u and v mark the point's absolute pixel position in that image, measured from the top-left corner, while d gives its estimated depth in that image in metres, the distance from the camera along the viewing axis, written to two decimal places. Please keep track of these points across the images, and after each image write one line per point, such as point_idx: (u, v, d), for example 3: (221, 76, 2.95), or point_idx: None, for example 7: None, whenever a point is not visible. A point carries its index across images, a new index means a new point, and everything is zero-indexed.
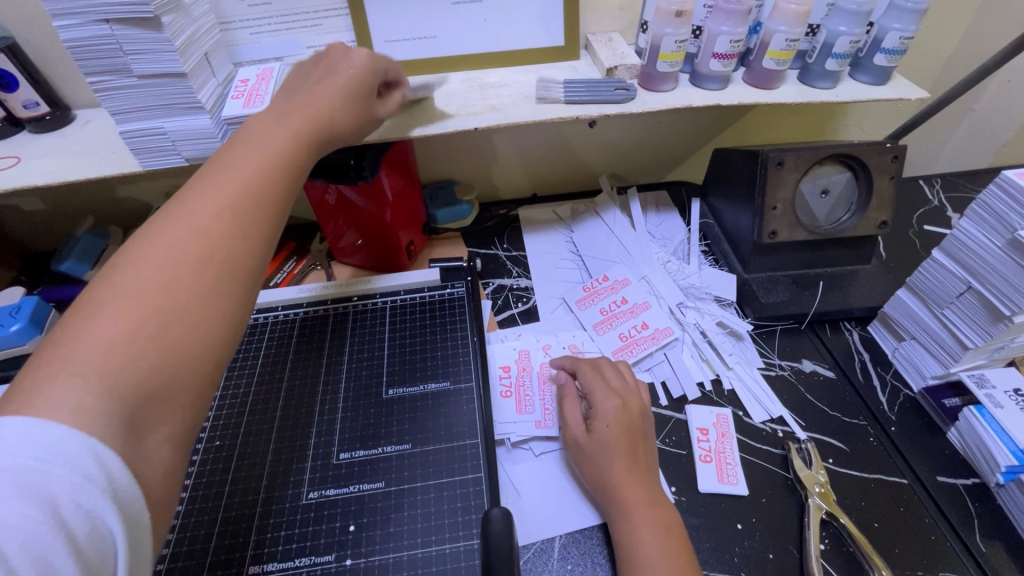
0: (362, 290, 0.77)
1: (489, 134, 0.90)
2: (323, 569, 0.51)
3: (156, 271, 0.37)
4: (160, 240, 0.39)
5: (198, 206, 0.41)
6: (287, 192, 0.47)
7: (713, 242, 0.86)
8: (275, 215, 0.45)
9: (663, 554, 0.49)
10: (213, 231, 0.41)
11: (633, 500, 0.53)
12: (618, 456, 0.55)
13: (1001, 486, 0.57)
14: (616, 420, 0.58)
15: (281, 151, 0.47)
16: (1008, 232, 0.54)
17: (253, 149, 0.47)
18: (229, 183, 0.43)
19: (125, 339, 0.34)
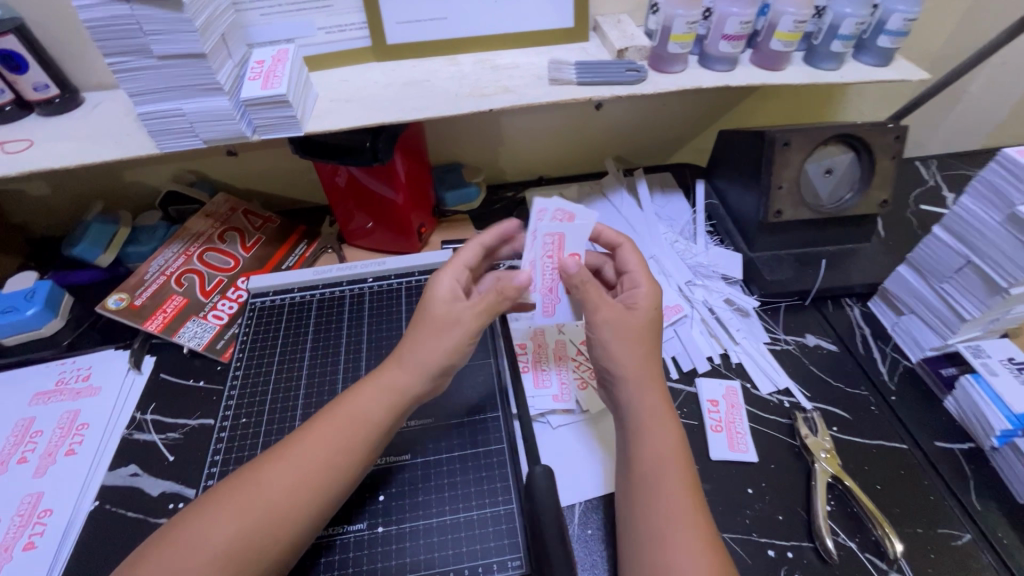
0: (376, 272, 0.79)
1: (497, 116, 0.91)
2: (357, 537, 0.53)
3: (252, 504, 0.46)
4: (274, 469, 0.48)
5: (301, 455, 0.49)
6: (371, 451, 0.52)
7: (719, 222, 0.88)
8: (384, 407, 0.53)
9: (676, 476, 0.49)
10: (303, 490, 0.47)
11: (647, 425, 0.53)
12: (636, 380, 0.55)
13: (996, 449, 0.60)
14: (617, 337, 0.56)
15: (377, 417, 0.53)
16: (1007, 207, 0.57)
17: (357, 406, 0.53)
18: (333, 436, 0.50)
19: (258, 521, 0.45)
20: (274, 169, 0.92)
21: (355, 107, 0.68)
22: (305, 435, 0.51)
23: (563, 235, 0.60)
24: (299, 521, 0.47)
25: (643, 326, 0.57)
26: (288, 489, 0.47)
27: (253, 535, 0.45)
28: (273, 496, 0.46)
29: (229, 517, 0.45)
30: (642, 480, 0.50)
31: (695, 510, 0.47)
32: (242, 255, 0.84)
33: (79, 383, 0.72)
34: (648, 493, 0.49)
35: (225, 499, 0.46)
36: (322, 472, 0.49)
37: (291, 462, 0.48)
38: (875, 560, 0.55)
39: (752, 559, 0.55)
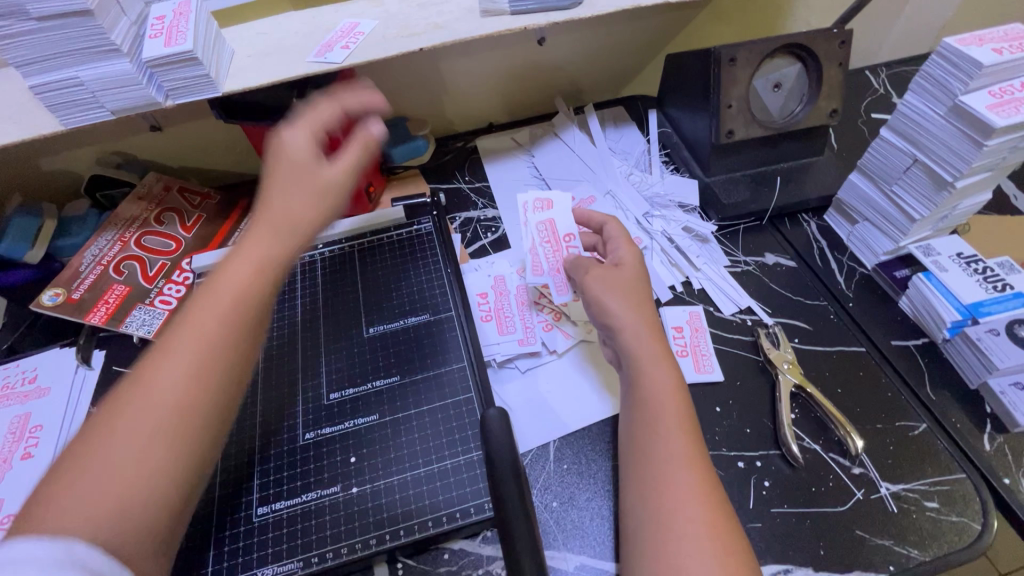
0: (325, 237, 0.75)
1: (435, 60, 0.86)
2: (331, 500, 0.53)
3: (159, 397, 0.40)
4: (173, 350, 0.42)
5: (206, 315, 0.44)
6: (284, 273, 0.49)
7: (673, 151, 0.86)
8: (281, 239, 0.50)
9: (673, 417, 0.51)
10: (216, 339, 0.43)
11: (648, 367, 0.54)
12: (638, 326, 0.57)
13: (948, 341, 0.62)
14: (620, 289, 0.60)
15: (273, 234, 0.50)
16: (950, 99, 0.56)
17: (256, 238, 0.49)
18: (246, 264, 0.47)
19: (170, 423, 0.39)
20: (204, 142, 0.86)
21: (276, 60, 0.63)
22: (207, 297, 0.45)
23: (552, 218, 0.70)
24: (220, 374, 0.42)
25: (632, 280, 0.61)
26: (193, 380, 0.41)
27: (170, 439, 0.39)
28: (183, 384, 0.41)
29: (132, 422, 0.38)
30: (643, 419, 0.52)
31: (689, 447, 0.49)
32: (183, 235, 0.80)
33: (25, 386, 0.68)
34: (651, 432, 0.51)
35: (115, 409, 0.39)
36: (230, 305, 0.45)
37: (194, 335, 0.42)
38: (839, 458, 0.57)
39: (723, 471, 0.57)
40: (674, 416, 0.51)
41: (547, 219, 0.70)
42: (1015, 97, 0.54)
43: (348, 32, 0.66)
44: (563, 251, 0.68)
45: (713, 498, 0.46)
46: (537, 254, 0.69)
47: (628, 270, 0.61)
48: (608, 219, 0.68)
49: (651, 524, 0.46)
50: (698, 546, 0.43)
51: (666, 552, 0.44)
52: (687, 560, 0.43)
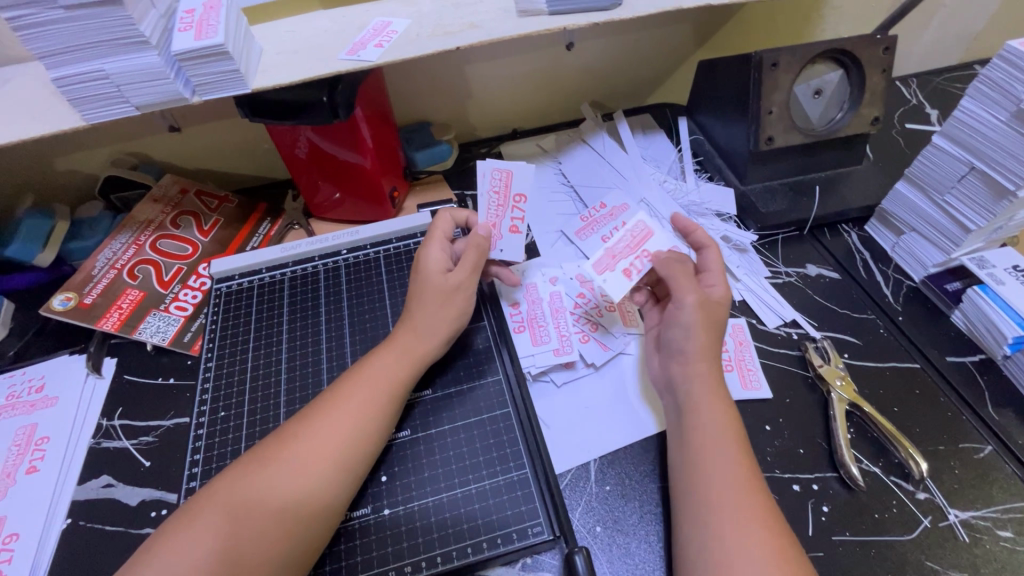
0: (350, 243, 0.72)
1: (463, 64, 0.85)
2: (362, 523, 0.49)
3: (275, 467, 0.45)
4: (307, 424, 0.48)
5: (333, 419, 0.48)
6: (399, 402, 0.52)
7: (706, 159, 0.84)
8: (408, 370, 0.53)
9: (727, 447, 0.48)
10: (339, 461, 0.46)
11: (703, 399, 0.51)
12: (698, 355, 0.54)
13: (1008, 358, 0.59)
14: (703, 319, 0.55)
15: (399, 372, 0.53)
16: (1013, 104, 0.54)
17: (379, 366, 0.53)
18: (363, 391, 0.50)
19: (282, 510, 0.43)
20: (223, 144, 0.84)
21: (306, 57, 0.61)
22: (347, 383, 0.51)
23: (511, 171, 0.63)
24: (335, 484, 0.46)
25: (717, 314, 0.56)
26: (325, 458, 0.46)
27: (280, 523, 0.43)
28: (322, 433, 0.47)
29: (246, 500, 0.43)
30: (692, 446, 0.49)
31: (744, 476, 0.46)
32: (200, 239, 0.77)
33: (32, 395, 0.65)
34: (704, 458, 0.47)
35: (256, 463, 0.45)
36: (344, 427, 0.48)
37: (326, 429, 0.48)
38: (901, 482, 0.53)
39: (778, 495, 0.53)
40: (733, 446, 0.48)
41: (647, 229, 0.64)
42: None
43: (365, 37, 0.63)
44: (505, 212, 0.65)
45: (780, 541, 0.42)
46: (481, 201, 0.64)
47: (720, 299, 0.57)
48: (710, 245, 0.63)
49: (707, 566, 0.42)
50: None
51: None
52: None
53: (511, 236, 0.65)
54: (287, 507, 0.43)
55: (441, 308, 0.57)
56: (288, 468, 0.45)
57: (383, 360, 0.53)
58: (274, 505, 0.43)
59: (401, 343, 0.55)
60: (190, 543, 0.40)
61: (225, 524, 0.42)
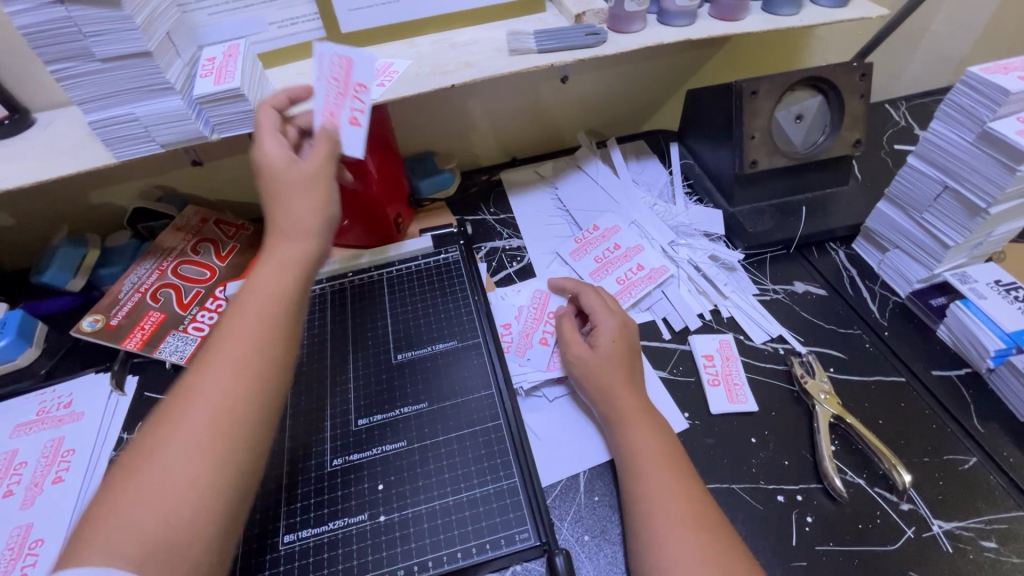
0: (356, 265, 0.76)
1: (463, 98, 0.90)
2: (359, 528, 0.52)
3: (187, 417, 0.42)
4: (206, 368, 0.45)
5: (226, 352, 0.46)
6: (293, 314, 0.51)
7: (696, 181, 0.88)
8: (291, 278, 0.52)
9: (660, 469, 0.51)
10: (248, 390, 0.45)
11: (627, 433, 0.55)
12: (608, 394, 0.58)
13: (992, 371, 0.60)
14: (586, 372, 0.60)
15: (289, 283, 0.52)
16: (978, 127, 0.57)
17: (258, 286, 0.51)
18: (249, 316, 0.48)
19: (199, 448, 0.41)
20: (241, 176, 0.90)
21: None
22: (232, 316, 0.49)
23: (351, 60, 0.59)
24: (250, 407, 0.44)
25: (609, 359, 0.60)
26: (232, 395, 0.44)
27: (207, 463, 0.41)
28: (223, 371, 0.45)
29: (165, 464, 0.40)
30: (626, 473, 0.53)
31: (684, 498, 0.49)
32: (218, 265, 0.83)
33: (61, 410, 0.70)
34: (639, 486, 0.51)
35: (162, 427, 0.42)
36: (244, 357, 0.46)
37: (221, 360, 0.45)
38: (885, 493, 0.54)
39: (762, 506, 0.55)
40: (665, 467, 0.52)
41: (546, 293, 0.74)
42: None
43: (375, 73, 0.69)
44: (345, 101, 0.60)
45: (718, 554, 0.46)
46: (319, 87, 0.60)
47: (604, 350, 0.61)
48: (581, 289, 0.68)
49: None
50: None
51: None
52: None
53: (352, 128, 0.60)
54: (203, 445, 0.41)
55: (305, 201, 0.55)
56: (193, 409, 0.43)
57: (259, 280, 0.51)
58: (197, 435, 0.42)
59: (277, 254, 0.53)
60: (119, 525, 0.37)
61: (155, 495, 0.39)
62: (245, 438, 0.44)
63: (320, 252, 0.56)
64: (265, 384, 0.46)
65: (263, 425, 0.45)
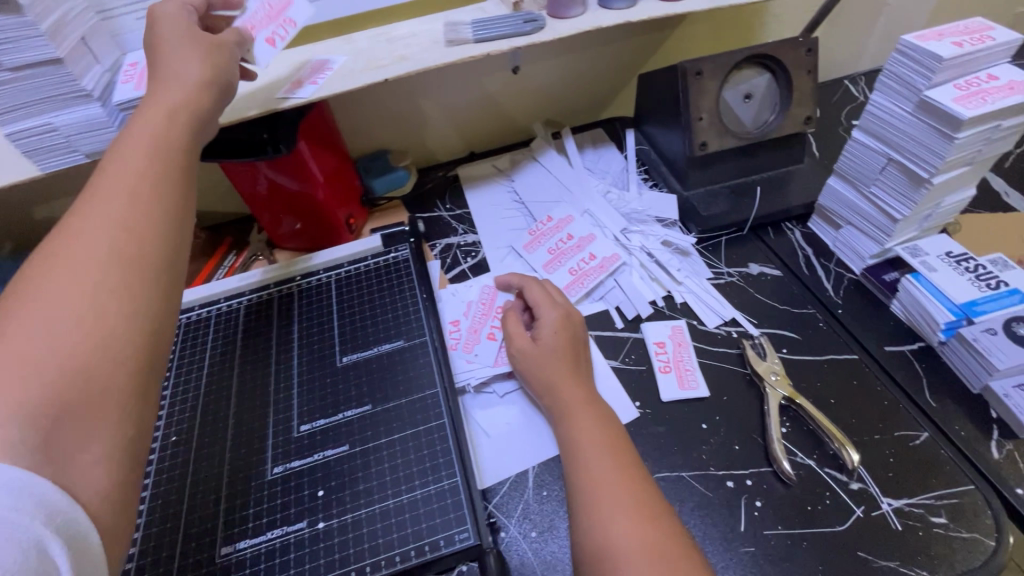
0: (303, 269, 0.75)
1: (413, 94, 0.89)
2: (297, 537, 0.51)
3: (73, 269, 0.36)
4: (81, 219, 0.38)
5: (108, 199, 0.40)
6: (187, 162, 0.46)
7: (651, 167, 0.86)
8: (184, 132, 0.47)
9: (604, 458, 0.49)
10: (143, 230, 0.40)
11: (570, 423, 0.54)
12: (553, 386, 0.57)
13: (944, 344, 0.59)
14: (532, 364, 0.59)
15: (182, 133, 0.47)
16: (915, 95, 0.56)
17: (139, 136, 0.45)
18: (132, 165, 0.42)
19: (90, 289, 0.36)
20: None
21: (247, 99, 0.65)
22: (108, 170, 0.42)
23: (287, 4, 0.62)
24: (152, 251, 0.40)
25: (553, 350, 0.59)
26: (123, 236, 0.39)
27: (113, 306, 0.36)
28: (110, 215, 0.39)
29: (50, 319, 0.34)
30: (570, 465, 0.51)
31: (630, 487, 0.47)
32: None
33: None
34: (585, 477, 0.48)
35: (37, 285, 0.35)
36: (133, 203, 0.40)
37: (102, 205, 0.39)
38: (835, 473, 0.53)
39: (712, 493, 0.54)
40: (612, 456, 0.50)
41: (494, 289, 0.73)
42: (980, 89, 0.53)
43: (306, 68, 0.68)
44: (270, 25, 0.60)
45: (664, 540, 0.43)
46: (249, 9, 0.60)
47: (547, 342, 0.60)
48: (525, 282, 0.68)
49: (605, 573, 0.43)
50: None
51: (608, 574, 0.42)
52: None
53: (266, 43, 0.58)
54: (102, 289, 0.36)
55: (197, 59, 0.50)
56: (78, 258, 0.36)
57: (140, 126, 0.45)
58: (92, 281, 0.36)
59: (166, 100, 0.48)
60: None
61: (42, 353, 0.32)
62: (149, 282, 0.39)
63: (213, 112, 0.51)
64: (162, 222, 0.41)
65: (168, 268, 0.40)
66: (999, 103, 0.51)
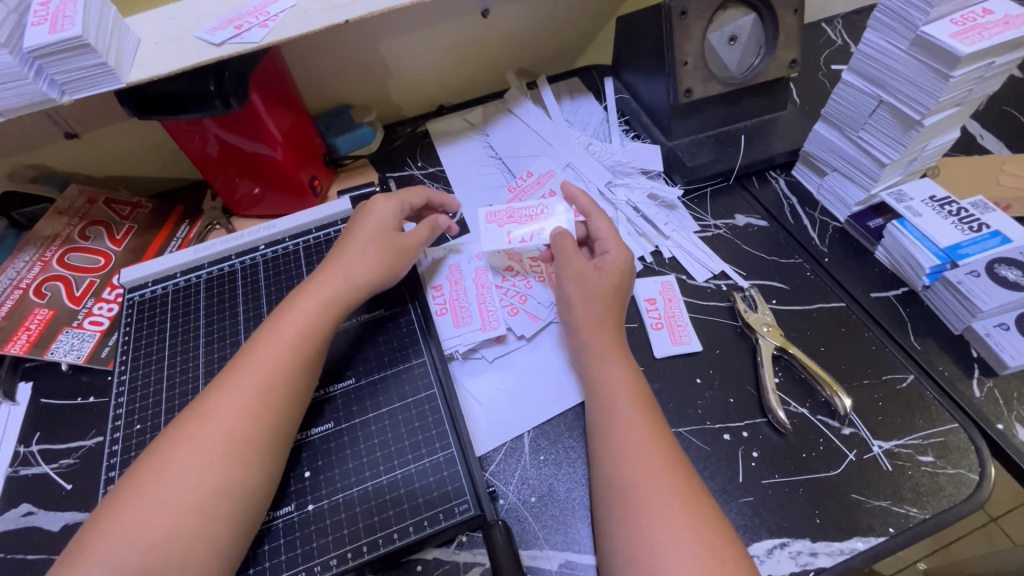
0: (266, 237, 0.69)
1: (375, 41, 0.81)
2: (285, 521, 0.48)
3: (202, 436, 0.44)
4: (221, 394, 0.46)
5: (238, 386, 0.47)
6: (319, 352, 0.51)
7: (632, 118, 0.83)
8: (322, 318, 0.53)
9: (628, 408, 0.48)
10: (252, 428, 0.45)
11: (600, 371, 0.52)
12: (591, 324, 0.55)
13: (928, 288, 0.60)
14: (580, 291, 0.57)
15: (317, 320, 0.52)
16: (911, 32, 0.53)
17: (296, 312, 0.52)
18: (273, 349, 0.49)
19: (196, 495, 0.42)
20: (128, 146, 0.79)
21: (185, 44, 0.57)
22: (259, 343, 0.50)
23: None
24: (256, 461, 0.45)
25: (605, 283, 0.57)
26: (243, 426, 0.45)
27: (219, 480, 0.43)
28: (238, 397, 0.46)
29: (182, 470, 0.43)
30: (599, 420, 0.49)
31: (655, 449, 0.45)
32: (113, 250, 0.73)
33: None
34: (614, 433, 0.47)
35: (194, 419, 0.45)
36: (258, 387, 0.47)
37: (241, 383, 0.47)
38: (827, 420, 0.54)
39: (709, 446, 0.53)
40: (639, 414, 0.48)
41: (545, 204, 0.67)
42: (977, 23, 0.51)
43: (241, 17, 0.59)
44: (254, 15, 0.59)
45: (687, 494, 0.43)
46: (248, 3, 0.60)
47: (605, 274, 0.57)
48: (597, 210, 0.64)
49: (631, 539, 0.41)
50: (676, 528, 0.41)
51: (635, 531, 0.41)
52: (660, 541, 0.40)
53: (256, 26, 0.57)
54: (219, 450, 0.44)
55: (373, 254, 0.57)
56: (207, 436, 0.44)
57: (295, 309, 0.52)
58: (204, 463, 0.43)
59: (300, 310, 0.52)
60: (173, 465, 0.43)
61: (178, 479, 0.42)
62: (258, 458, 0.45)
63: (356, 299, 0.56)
64: (284, 432, 0.47)
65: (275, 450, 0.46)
66: (997, 39, 0.49)
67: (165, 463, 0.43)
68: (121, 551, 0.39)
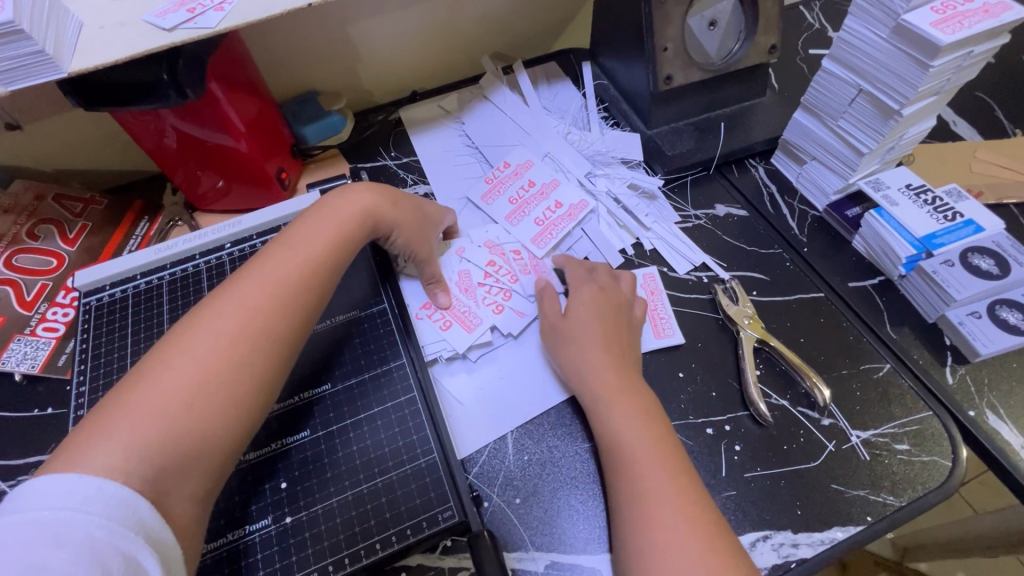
0: (232, 235, 0.66)
1: (341, 24, 0.77)
2: (263, 535, 0.46)
3: (207, 334, 0.42)
4: (228, 295, 0.44)
5: (249, 290, 0.45)
6: (331, 275, 0.50)
7: (611, 104, 0.81)
8: (337, 243, 0.52)
9: (647, 449, 0.46)
10: (264, 332, 0.44)
11: (606, 414, 0.50)
12: (586, 360, 0.53)
13: (904, 277, 0.60)
14: (582, 337, 0.54)
15: (331, 251, 0.51)
16: (892, 20, 0.53)
17: (309, 233, 0.51)
18: (286, 263, 0.48)
19: (192, 395, 0.39)
20: (78, 137, 0.74)
21: (134, 29, 0.53)
22: (273, 255, 0.48)
23: None
24: (249, 374, 0.42)
25: (593, 323, 0.55)
26: (257, 333, 0.43)
27: (223, 379, 0.41)
28: (250, 301, 0.44)
29: (184, 363, 0.40)
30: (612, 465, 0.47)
31: (671, 481, 0.44)
32: (66, 250, 0.68)
33: None
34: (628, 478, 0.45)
35: (198, 319, 0.43)
36: (269, 294, 0.45)
37: (255, 290, 0.45)
38: (807, 411, 0.54)
39: (692, 441, 0.53)
40: (655, 456, 0.46)
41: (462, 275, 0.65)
42: (957, 12, 0.51)
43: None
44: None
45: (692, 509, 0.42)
46: None
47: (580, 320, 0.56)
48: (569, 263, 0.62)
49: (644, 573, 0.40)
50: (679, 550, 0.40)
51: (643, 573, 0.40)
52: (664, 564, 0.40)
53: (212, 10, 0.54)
54: (225, 354, 0.41)
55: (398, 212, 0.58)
56: (212, 335, 0.42)
57: (311, 230, 0.51)
58: (208, 354, 0.41)
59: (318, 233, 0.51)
60: (175, 361, 0.40)
61: (175, 374, 0.39)
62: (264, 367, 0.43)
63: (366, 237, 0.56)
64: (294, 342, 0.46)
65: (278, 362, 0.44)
66: (976, 28, 0.49)
67: (162, 361, 0.40)
68: (99, 450, 0.35)
